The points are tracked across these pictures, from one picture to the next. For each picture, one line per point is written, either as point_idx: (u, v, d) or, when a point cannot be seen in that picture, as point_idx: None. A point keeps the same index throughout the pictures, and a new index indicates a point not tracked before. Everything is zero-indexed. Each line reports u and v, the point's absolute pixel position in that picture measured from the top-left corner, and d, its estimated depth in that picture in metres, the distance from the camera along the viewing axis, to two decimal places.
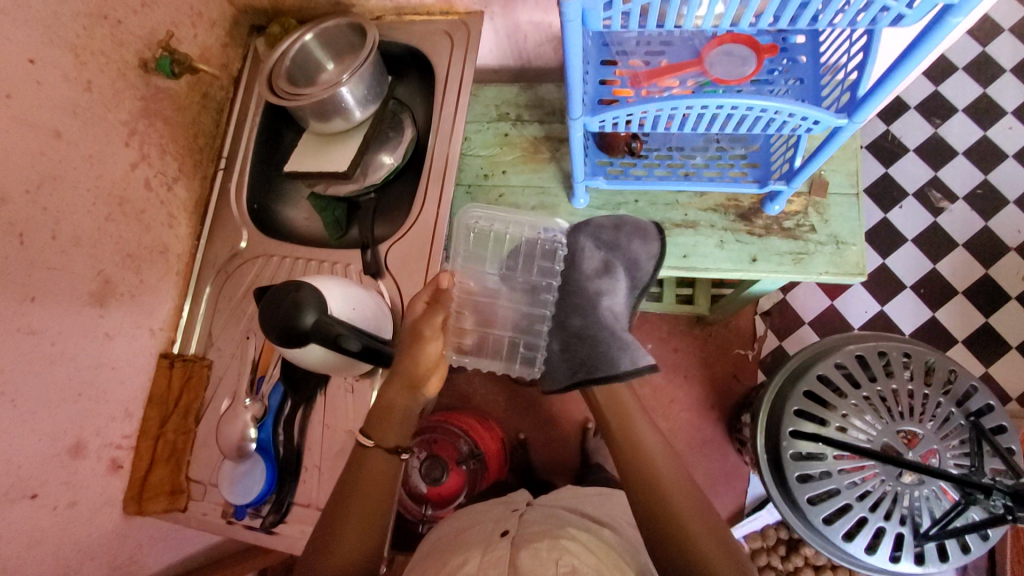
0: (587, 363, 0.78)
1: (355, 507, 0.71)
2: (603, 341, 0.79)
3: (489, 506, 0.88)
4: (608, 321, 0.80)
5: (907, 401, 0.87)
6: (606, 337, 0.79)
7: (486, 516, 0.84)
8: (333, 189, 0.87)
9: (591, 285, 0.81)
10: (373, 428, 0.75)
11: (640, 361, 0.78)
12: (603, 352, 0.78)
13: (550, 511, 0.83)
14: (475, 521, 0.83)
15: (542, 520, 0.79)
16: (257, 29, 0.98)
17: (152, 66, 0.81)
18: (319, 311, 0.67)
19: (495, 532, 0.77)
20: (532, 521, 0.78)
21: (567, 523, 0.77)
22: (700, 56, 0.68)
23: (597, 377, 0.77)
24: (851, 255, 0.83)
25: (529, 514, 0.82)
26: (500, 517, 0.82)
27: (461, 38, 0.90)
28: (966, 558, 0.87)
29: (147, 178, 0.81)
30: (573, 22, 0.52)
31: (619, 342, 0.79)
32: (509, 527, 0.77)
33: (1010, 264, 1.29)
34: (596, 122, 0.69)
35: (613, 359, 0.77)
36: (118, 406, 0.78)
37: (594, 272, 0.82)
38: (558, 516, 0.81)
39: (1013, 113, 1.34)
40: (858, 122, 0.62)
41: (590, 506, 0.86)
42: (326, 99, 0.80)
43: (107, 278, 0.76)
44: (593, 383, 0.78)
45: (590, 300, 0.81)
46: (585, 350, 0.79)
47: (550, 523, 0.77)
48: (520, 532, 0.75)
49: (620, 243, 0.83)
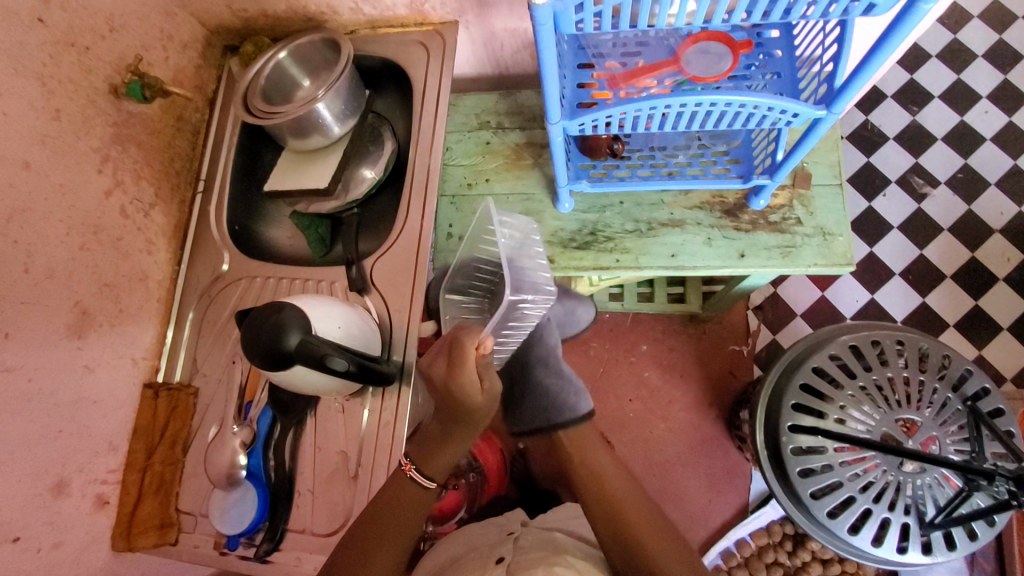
0: (545, 412, 0.88)
1: (384, 538, 0.72)
2: (553, 385, 0.88)
3: (485, 528, 0.88)
4: (562, 368, 0.90)
5: (904, 388, 0.86)
6: (558, 392, 0.88)
7: (481, 541, 0.84)
8: (315, 207, 0.86)
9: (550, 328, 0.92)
10: (434, 469, 0.76)
11: (580, 408, 0.88)
12: (558, 400, 0.88)
13: (545, 535, 0.82)
14: (470, 546, 0.83)
15: (538, 545, 0.78)
16: (231, 49, 0.97)
17: (122, 91, 0.79)
18: (303, 331, 0.65)
19: (490, 559, 0.76)
20: (528, 546, 0.78)
21: (565, 550, 0.77)
22: (675, 54, 0.68)
23: (556, 425, 0.87)
24: (838, 245, 0.83)
25: (523, 538, 0.81)
26: (495, 542, 0.82)
27: (437, 48, 0.89)
28: (973, 545, 0.86)
29: (123, 205, 0.80)
30: (544, 26, 0.52)
31: (573, 385, 0.89)
32: (504, 553, 0.77)
33: (996, 245, 1.29)
34: (575, 126, 0.69)
35: (560, 407, 0.88)
36: (102, 439, 0.76)
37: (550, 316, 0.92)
38: (554, 540, 0.80)
39: (988, 97, 1.35)
40: (836, 113, 0.62)
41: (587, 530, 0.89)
42: (302, 116, 0.79)
43: (84, 309, 0.74)
44: (554, 430, 0.87)
45: (553, 355, 0.90)
46: (533, 404, 0.89)
47: (547, 550, 0.77)
48: (516, 559, 0.74)
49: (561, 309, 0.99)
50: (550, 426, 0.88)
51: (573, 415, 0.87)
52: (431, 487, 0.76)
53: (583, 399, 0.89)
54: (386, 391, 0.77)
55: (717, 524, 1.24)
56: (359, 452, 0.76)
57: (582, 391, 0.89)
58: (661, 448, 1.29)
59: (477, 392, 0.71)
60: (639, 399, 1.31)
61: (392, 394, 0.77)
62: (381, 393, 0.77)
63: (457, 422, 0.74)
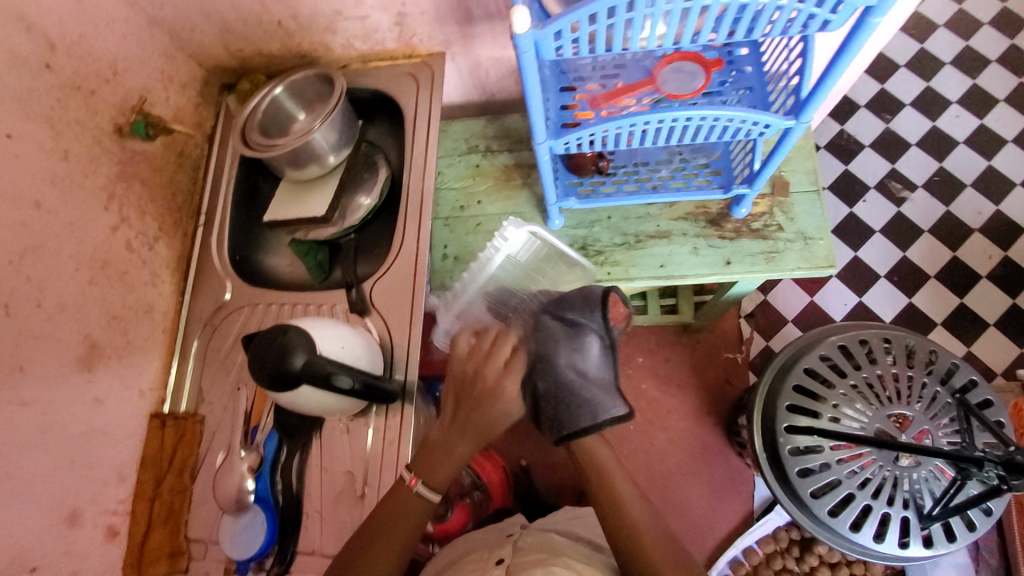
0: (558, 421, 0.76)
1: (387, 542, 0.71)
2: (562, 392, 0.76)
3: (486, 532, 0.92)
4: (568, 373, 0.76)
5: (894, 385, 0.89)
6: (574, 395, 0.75)
7: (482, 542, 0.88)
8: (313, 234, 0.90)
9: (552, 328, 0.78)
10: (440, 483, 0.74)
11: (605, 410, 0.76)
12: (573, 407, 0.75)
13: (542, 536, 0.85)
14: (471, 548, 0.87)
15: (536, 547, 0.80)
16: (228, 87, 1.01)
17: (126, 130, 0.83)
18: (308, 352, 0.67)
19: (489, 560, 0.78)
20: (527, 549, 0.80)
21: (563, 552, 0.78)
22: (652, 75, 0.72)
23: (572, 433, 0.75)
24: (819, 249, 0.86)
25: (522, 540, 0.84)
26: (494, 544, 0.85)
27: (426, 79, 0.93)
28: (972, 535, 0.87)
29: (129, 240, 0.82)
30: (526, 53, 0.55)
31: (595, 394, 0.76)
32: (504, 556, 0.78)
33: (976, 244, 1.33)
34: (560, 145, 0.72)
35: (571, 413, 0.75)
36: (112, 470, 0.77)
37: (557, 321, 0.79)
38: (553, 543, 0.82)
39: (957, 102, 1.41)
40: (805, 122, 0.66)
41: (584, 530, 0.92)
42: (299, 147, 0.83)
43: (93, 342, 0.76)
44: (569, 438, 0.75)
45: (557, 357, 0.77)
46: (546, 414, 0.77)
47: (545, 552, 0.78)
48: (515, 561, 0.76)
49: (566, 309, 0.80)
50: (574, 433, 0.76)
51: (587, 421, 0.75)
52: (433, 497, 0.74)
53: (606, 403, 0.76)
54: (389, 409, 0.79)
55: (724, 533, 1.24)
56: (364, 471, 0.78)
57: (604, 395, 0.77)
58: (663, 459, 1.29)
59: (503, 407, 0.74)
60: (638, 411, 1.33)
61: (395, 413, 0.79)
62: (384, 412, 0.79)
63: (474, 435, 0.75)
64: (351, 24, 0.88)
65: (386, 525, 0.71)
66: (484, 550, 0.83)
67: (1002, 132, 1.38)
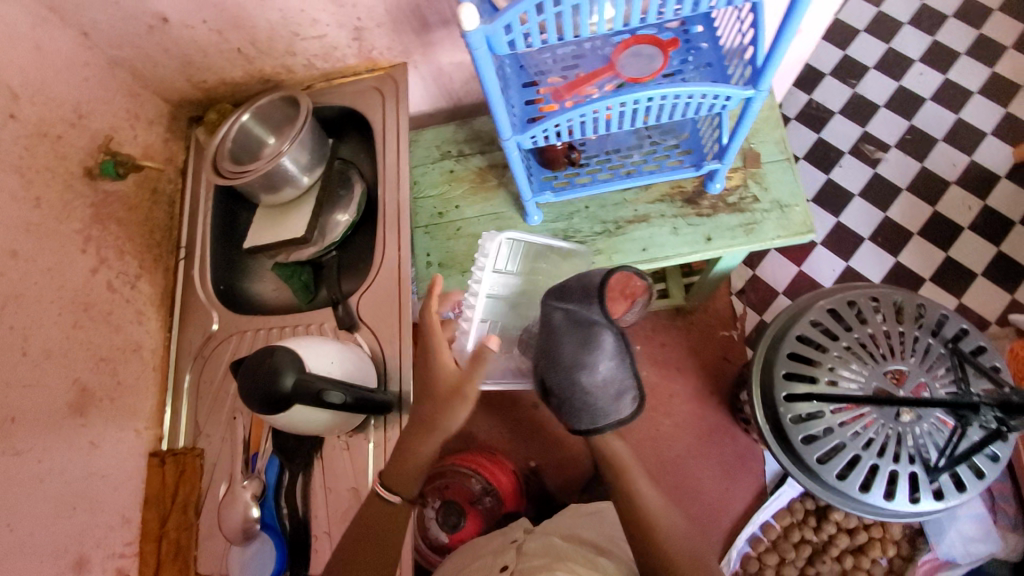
0: (567, 415, 0.83)
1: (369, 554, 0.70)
2: (574, 393, 0.81)
3: (492, 538, 0.96)
4: (580, 378, 0.80)
5: (886, 342, 0.89)
6: (583, 399, 0.81)
7: (488, 548, 0.91)
8: (294, 256, 0.90)
9: (565, 332, 0.80)
10: (399, 485, 0.73)
11: (611, 414, 0.81)
12: (581, 408, 0.81)
13: (546, 539, 0.89)
14: (478, 553, 0.91)
15: (540, 552, 0.83)
16: (196, 120, 1.01)
17: (96, 172, 0.82)
18: (297, 371, 0.67)
19: (496, 567, 0.83)
20: (531, 554, 0.84)
21: (566, 556, 0.81)
22: (611, 61, 0.73)
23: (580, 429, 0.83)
24: (796, 215, 0.87)
25: (527, 545, 0.87)
26: (499, 550, 0.89)
27: (391, 90, 0.94)
28: (982, 484, 0.87)
29: (109, 280, 0.82)
30: (479, 49, 0.56)
31: (601, 398, 0.80)
32: (508, 561, 0.83)
33: (955, 196, 1.34)
34: (527, 139, 0.73)
35: (581, 413, 0.82)
36: (115, 513, 0.76)
37: (568, 322, 0.81)
38: (558, 545, 0.85)
39: (920, 60, 1.43)
40: (764, 90, 0.67)
41: (586, 529, 0.94)
42: (271, 170, 0.83)
43: (83, 386, 0.75)
44: (578, 432, 0.83)
45: (570, 361, 0.80)
46: (558, 406, 0.84)
47: (549, 556, 0.81)
48: (519, 567, 0.80)
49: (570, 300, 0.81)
50: (583, 428, 0.83)
51: (596, 420, 0.81)
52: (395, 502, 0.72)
53: (615, 404, 0.81)
54: (387, 421, 0.79)
55: (739, 511, 1.24)
56: (367, 486, 0.77)
57: (614, 398, 0.81)
58: (670, 444, 1.29)
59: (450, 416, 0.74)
60: None
61: (393, 424, 0.78)
62: (383, 424, 0.79)
63: (423, 432, 0.74)
64: (311, 43, 0.89)
65: (366, 539, 0.71)
66: (488, 556, 0.87)
67: (967, 85, 1.40)
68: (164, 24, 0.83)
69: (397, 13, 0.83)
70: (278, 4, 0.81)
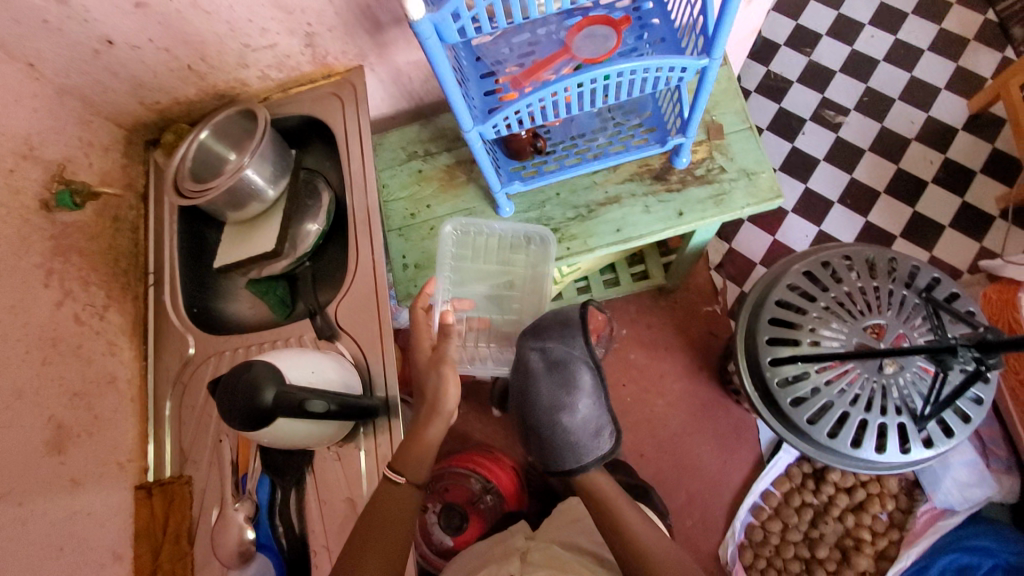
0: (548, 456, 0.92)
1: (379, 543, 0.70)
2: (556, 436, 0.89)
3: (491, 544, 0.99)
4: (561, 421, 0.88)
5: (863, 298, 0.90)
6: (565, 440, 0.89)
7: (491, 556, 0.95)
8: (267, 271, 0.88)
9: (544, 375, 0.88)
10: (406, 464, 0.73)
11: (592, 452, 0.90)
12: (563, 449, 0.90)
13: (547, 547, 0.92)
14: (484, 560, 0.95)
15: (543, 560, 0.87)
16: (152, 142, 0.99)
17: (53, 204, 0.80)
18: (277, 384, 0.65)
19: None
20: (534, 563, 0.87)
21: (568, 565, 0.85)
22: (566, 44, 0.73)
23: (562, 469, 0.91)
24: (763, 182, 0.88)
25: (531, 554, 0.91)
26: (504, 557, 0.93)
27: (349, 95, 0.93)
28: (969, 427, 0.89)
29: (77, 313, 0.80)
30: (430, 38, 0.56)
31: (582, 436, 0.89)
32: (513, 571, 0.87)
33: (917, 152, 1.37)
34: (489, 129, 0.72)
35: (562, 454, 0.90)
36: (105, 550, 0.74)
37: (546, 366, 0.88)
38: (561, 554, 0.90)
39: (870, 23, 1.45)
40: (718, 58, 0.67)
41: (579, 535, 0.97)
42: (234, 186, 0.82)
43: (59, 424, 0.73)
44: (559, 471, 0.91)
45: (552, 404, 0.88)
46: (539, 447, 0.92)
47: (552, 566, 0.85)
48: None
49: (549, 343, 0.88)
50: (563, 469, 0.91)
51: (577, 459, 0.90)
52: (402, 483, 0.72)
53: (599, 440, 0.90)
54: (376, 428, 0.78)
55: (739, 482, 1.25)
56: (363, 495, 0.76)
57: (597, 433, 0.90)
58: (665, 424, 1.30)
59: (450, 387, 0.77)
60: (632, 382, 1.33)
61: (383, 429, 0.77)
62: (372, 432, 0.78)
63: (428, 417, 0.76)
64: (263, 54, 0.87)
65: (377, 525, 0.70)
66: (494, 565, 0.91)
67: (918, 43, 1.43)
68: (110, 47, 0.81)
69: (347, 15, 0.82)
70: (224, 16, 0.79)
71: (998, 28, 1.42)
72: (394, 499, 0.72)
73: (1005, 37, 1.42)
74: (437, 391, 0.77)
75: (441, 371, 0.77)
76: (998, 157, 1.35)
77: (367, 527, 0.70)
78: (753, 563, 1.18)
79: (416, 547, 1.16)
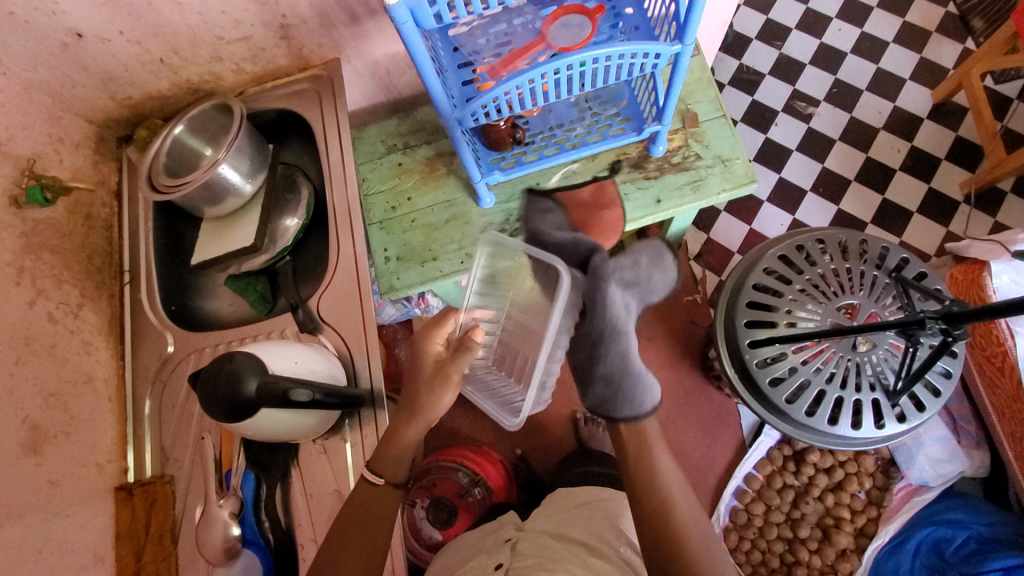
0: (606, 404, 0.82)
1: (362, 541, 0.69)
2: (626, 382, 0.80)
3: (480, 538, 0.98)
4: (633, 366, 0.80)
5: (836, 279, 0.93)
6: (632, 386, 0.80)
7: (479, 547, 0.95)
8: (246, 266, 0.87)
9: (621, 317, 0.78)
10: (385, 465, 0.72)
11: (654, 398, 0.82)
12: (628, 398, 0.80)
13: (540, 538, 0.91)
14: (472, 552, 0.95)
15: (533, 551, 0.87)
16: (126, 139, 0.97)
17: (23, 200, 0.78)
18: (260, 374, 0.65)
19: (490, 564, 0.87)
20: (524, 552, 0.87)
21: (558, 553, 0.85)
22: (542, 33, 0.73)
23: (617, 418, 0.82)
24: (738, 167, 0.90)
25: (521, 544, 0.90)
26: (493, 548, 0.92)
27: (326, 88, 0.93)
28: (939, 402, 0.92)
29: (49, 311, 0.79)
30: (406, 23, 0.57)
31: (647, 377, 0.81)
32: (501, 560, 0.87)
33: (884, 141, 1.41)
34: (468, 117, 0.73)
35: (625, 404, 0.81)
36: (86, 553, 0.73)
37: (622, 304, 0.79)
38: (551, 543, 0.89)
39: (836, 17, 1.49)
40: (690, 44, 0.69)
41: (571, 525, 0.95)
42: (209, 181, 0.81)
43: (34, 424, 0.72)
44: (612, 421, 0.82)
45: (628, 347, 0.79)
46: (597, 391, 0.82)
47: (541, 555, 0.85)
48: (512, 566, 0.84)
49: (641, 279, 0.84)
50: (616, 417, 0.82)
51: (637, 409, 0.81)
52: (381, 485, 0.72)
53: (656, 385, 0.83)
54: (362, 420, 0.78)
55: (723, 467, 1.27)
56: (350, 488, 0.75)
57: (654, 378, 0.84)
58: None
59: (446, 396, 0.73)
60: None
61: (369, 423, 0.77)
62: (358, 424, 0.78)
63: (412, 415, 0.74)
64: (237, 46, 0.87)
65: (354, 529, 0.69)
66: (483, 557, 0.90)
67: (883, 36, 1.48)
68: (79, 40, 0.79)
69: (322, 7, 0.81)
70: (196, 8, 0.78)
71: (959, 20, 1.47)
72: (375, 499, 0.72)
73: (966, 28, 1.46)
74: (432, 392, 0.73)
75: (439, 388, 0.73)
76: (962, 144, 1.40)
77: (345, 527, 0.69)
78: (738, 544, 1.20)
79: (405, 541, 1.16)
